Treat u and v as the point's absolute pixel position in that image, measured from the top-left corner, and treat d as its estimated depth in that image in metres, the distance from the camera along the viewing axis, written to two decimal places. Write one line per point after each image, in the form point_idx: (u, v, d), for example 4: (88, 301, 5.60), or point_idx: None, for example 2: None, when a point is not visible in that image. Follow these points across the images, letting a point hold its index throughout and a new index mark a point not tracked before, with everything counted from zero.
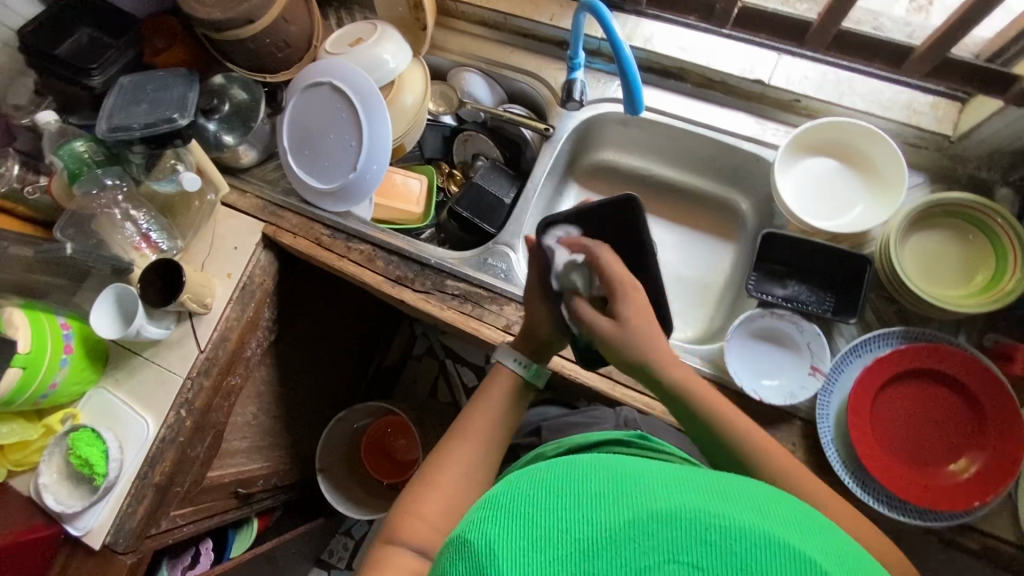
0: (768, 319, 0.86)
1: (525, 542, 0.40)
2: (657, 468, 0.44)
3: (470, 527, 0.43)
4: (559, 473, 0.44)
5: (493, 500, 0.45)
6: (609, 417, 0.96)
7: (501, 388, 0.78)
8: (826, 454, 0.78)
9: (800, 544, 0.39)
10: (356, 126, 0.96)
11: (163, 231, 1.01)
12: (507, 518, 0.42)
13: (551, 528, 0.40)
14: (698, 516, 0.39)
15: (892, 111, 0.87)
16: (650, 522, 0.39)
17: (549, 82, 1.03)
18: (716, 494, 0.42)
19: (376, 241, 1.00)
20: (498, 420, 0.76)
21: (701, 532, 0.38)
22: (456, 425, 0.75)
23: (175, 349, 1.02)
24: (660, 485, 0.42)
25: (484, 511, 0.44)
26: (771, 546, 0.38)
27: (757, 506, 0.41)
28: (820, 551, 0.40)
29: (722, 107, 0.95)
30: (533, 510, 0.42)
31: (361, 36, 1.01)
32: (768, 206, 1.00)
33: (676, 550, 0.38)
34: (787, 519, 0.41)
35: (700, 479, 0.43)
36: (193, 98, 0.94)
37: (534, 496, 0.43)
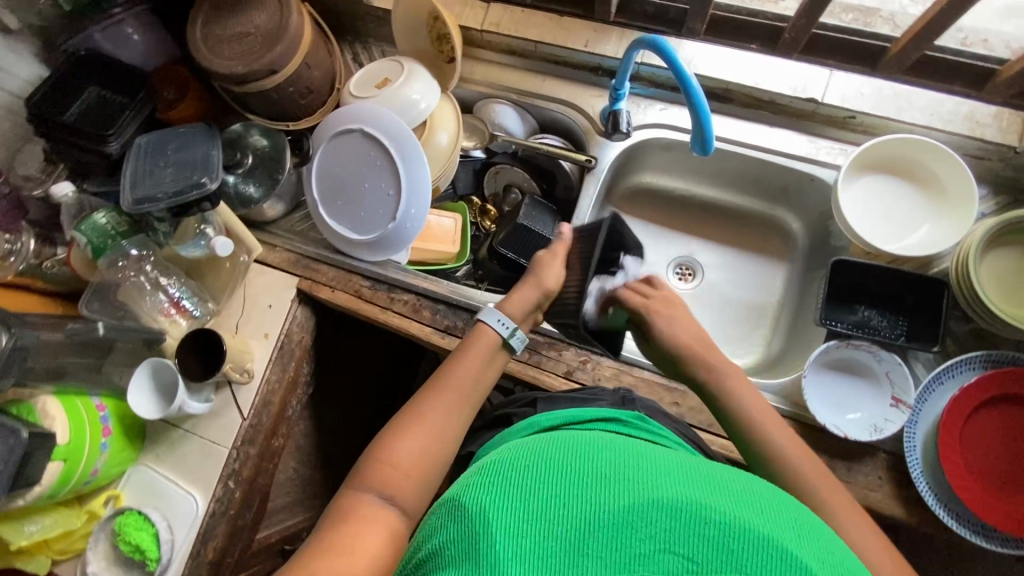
0: (842, 350, 0.83)
1: (523, 512, 0.41)
2: (661, 462, 0.46)
3: (467, 491, 0.45)
4: (561, 453, 0.46)
5: (492, 469, 0.46)
6: (606, 394, 0.81)
7: (482, 345, 0.77)
8: (916, 487, 0.76)
9: (789, 541, 0.40)
10: (393, 173, 0.91)
11: (194, 295, 0.98)
12: (507, 488, 0.43)
13: (543, 501, 0.42)
14: (687, 503, 0.41)
15: (954, 124, 0.84)
16: (647, 511, 0.40)
17: (587, 110, 0.99)
18: (718, 493, 0.42)
19: (419, 289, 0.96)
20: (479, 374, 0.75)
21: (688, 519, 0.40)
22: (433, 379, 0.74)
23: (217, 418, 0.97)
24: (661, 478, 0.43)
25: (480, 478, 0.45)
26: (765, 543, 0.39)
27: (759, 508, 0.42)
28: (810, 548, 0.40)
29: (772, 127, 0.92)
30: (532, 482, 0.43)
31: (387, 76, 0.95)
32: (821, 224, 0.97)
33: (670, 541, 0.39)
34: (789, 523, 0.41)
35: (703, 477, 0.44)
36: (217, 157, 0.88)
37: (535, 471, 0.44)
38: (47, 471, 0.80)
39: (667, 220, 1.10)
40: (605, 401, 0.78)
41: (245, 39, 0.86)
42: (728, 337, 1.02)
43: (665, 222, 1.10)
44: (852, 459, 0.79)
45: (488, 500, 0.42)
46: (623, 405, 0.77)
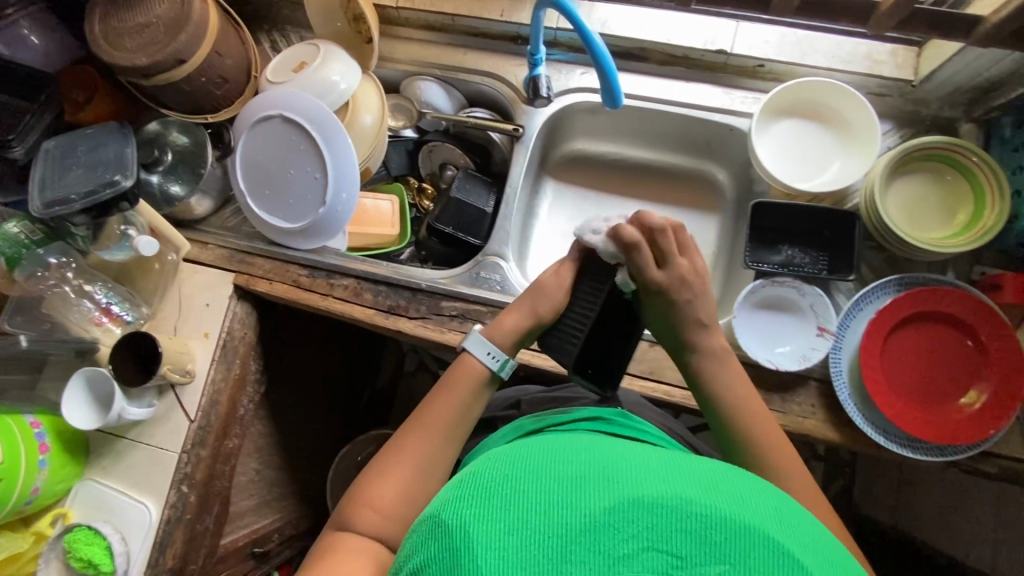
0: (770, 289, 0.86)
1: (504, 524, 0.41)
2: (637, 458, 0.46)
3: (446, 510, 0.44)
4: (537, 460, 0.46)
5: (469, 485, 0.46)
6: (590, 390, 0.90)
7: (465, 379, 0.73)
8: (845, 409, 0.80)
9: (765, 526, 0.41)
10: (317, 158, 0.90)
11: (124, 301, 0.94)
12: (485, 503, 0.43)
13: (524, 509, 0.41)
14: (666, 498, 0.41)
15: (854, 64, 0.88)
16: (630, 509, 0.40)
17: (510, 80, 0.99)
18: (696, 485, 0.43)
19: (359, 272, 0.95)
20: (459, 408, 0.72)
21: (669, 513, 0.40)
22: (417, 414, 0.72)
23: (162, 423, 0.95)
24: (639, 474, 0.44)
25: (461, 493, 0.45)
26: (743, 531, 0.40)
27: (733, 495, 0.43)
28: (784, 532, 0.41)
29: (689, 82, 0.94)
30: (512, 493, 0.43)
31: (303, 59, 0.94)
32: (743, 172, 1.01)
33: (655, 538, 0.39)
34: (762, 509, 0.43)
35: (679, 468, 0.45)
36: (132, 154, 0.85)
37: (515, 483, 0.44)
38: None
39: (602, 184, 1.12)
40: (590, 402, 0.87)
41: (146, 30, 0.83)
42: None
43: (601, 186, 1.13)
44: (786, 389, 0.83)
45: (468, 515, 0.42)
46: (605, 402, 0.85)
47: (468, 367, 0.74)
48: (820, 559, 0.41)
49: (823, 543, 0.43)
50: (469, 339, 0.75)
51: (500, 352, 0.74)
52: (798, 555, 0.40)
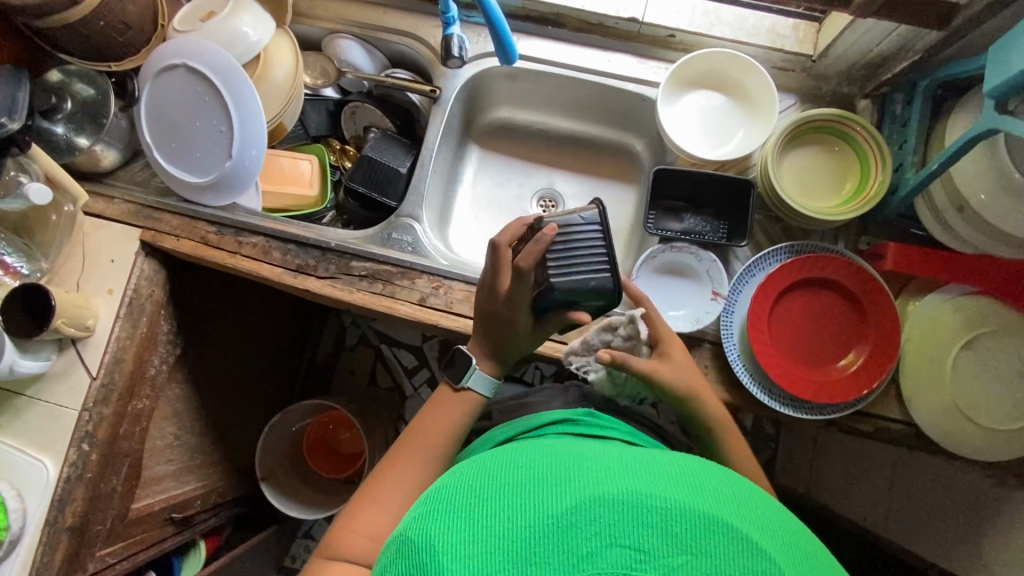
0: (666, 254, 0.90)
1: (471, 533, 0.44)
2: (598, 460, 0.49)
3: (415, 525, 0.47)
4: (504, 471, 0.49)
5: (437, 499, 0.48)
6: (559, 394, 0.89)
7: (461, 406, 0.74)
8: (733, 369, 0.83)
9: (722, 512, 0.44)
10: (223, 109, 0.88)
11: (19, 253, 0.91)
12: (452, 515, 0.45)
13: (490, 519, 0.44)
14: (625, 494, 0.44)
15: (758, 37, 0.90)
16: (593, 508, 0.43)
17: (428, 40, 0.98)
18: (654, 478, 0.46)
19: (268, 231, 0.94)
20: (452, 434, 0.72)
21: (628, 508, 0.43)
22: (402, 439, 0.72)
23: (62, 380, 0.93)
24: (599, 474, 0.46)
25: (430, 508, 0.47)
26: (701, 520, 0.42)
27: (691, 485, 0.46)
28: (741, 515, 0.44)
29: (604, 50, 0.95)
30: (478, 504, 0.46)
31: (212, 9, 0.92)
32: (658, 143, 1.02)
33: (616, 534, 0.42)
34: (720, 497, 0.45)
35: (639, 465, 0.47)
36: (25, 99, 0.83)
37: (480, 495, 0.47)
38: None
39: (527, 153, 1.13)
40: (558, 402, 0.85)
41: None
42: None
43: (526, 156, 1.14)
44: None
45: (435, 528, 0.45)
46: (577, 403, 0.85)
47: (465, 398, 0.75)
48: (774, 540, 0.44)
49: (784, 527, 0.46)
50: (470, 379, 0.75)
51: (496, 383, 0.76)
52: (753, 538, 0.42)
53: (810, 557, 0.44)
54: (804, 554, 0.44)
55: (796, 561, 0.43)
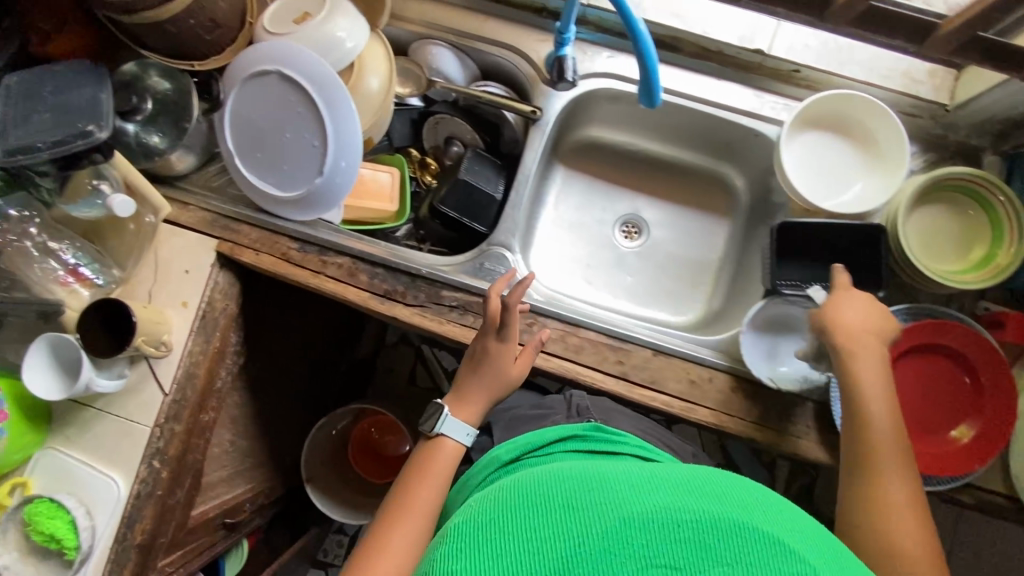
0: (778, 305, 0.85)
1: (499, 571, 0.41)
2: (620, 476, 0.47)
3: (437, 567, 0.44)
4: (525, 497, 0.47)
5: (459, 535, 0.46)
6: (559, 405, 0.88)
7: (447, 457, 0.73)
8: (841, 434, 0.81)
9: (752, 518, 0.42)
10: (317, 122, 0.82)
11: (95, 261, 0.87)
12: (479, 551, 0.43)
13: (517, 555, 0.42)
14: (653, 511, 0.42)
15: (891, 81, 0.85)
16: (623, 531, 0.41)
17: (532, 56, 0.92)
18: (678, 493, 0.44)
19: (354, 252, 0.90)
20: (440, 488, 0.71)
21: (660, 525, 0.41)
22: (389, 506, 0.69)
23: (134, 395, 0.89)
24: (624, 492, 0.45)
25: (450, 548, 0.45)
26: (736, 531, 0.41)
27: (718, 497, 0.44)
28: (769, 520, 0.43)
29: (720, 79, 0.89)
30: (501, 541, 0.43)
31: (306, 9, 0.84)
32: (762, 181, 0.98)
33: (651, 554, 0.40)
34: (748, 504, 0.44)
35: (661, 482, 0.46)
36: (107, 101, 0.75)
37: (504, 527, 0.44)
38: None
39: (613, 175, 1.08)
40: (559, 417, 0.85)
41: None
42: (672, 294, 1.03)
43: (613, 178, 1.08)
44: (783, 409, 0.83)
45: (462, 569, 0.42)
46: (578, 418, 0.85)
47: (441, 447, 0.74)
48: (806, 542, 0.43)
49: (812, 531, 0.45)
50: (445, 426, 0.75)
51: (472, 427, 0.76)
52: (788, 540, 0.41)
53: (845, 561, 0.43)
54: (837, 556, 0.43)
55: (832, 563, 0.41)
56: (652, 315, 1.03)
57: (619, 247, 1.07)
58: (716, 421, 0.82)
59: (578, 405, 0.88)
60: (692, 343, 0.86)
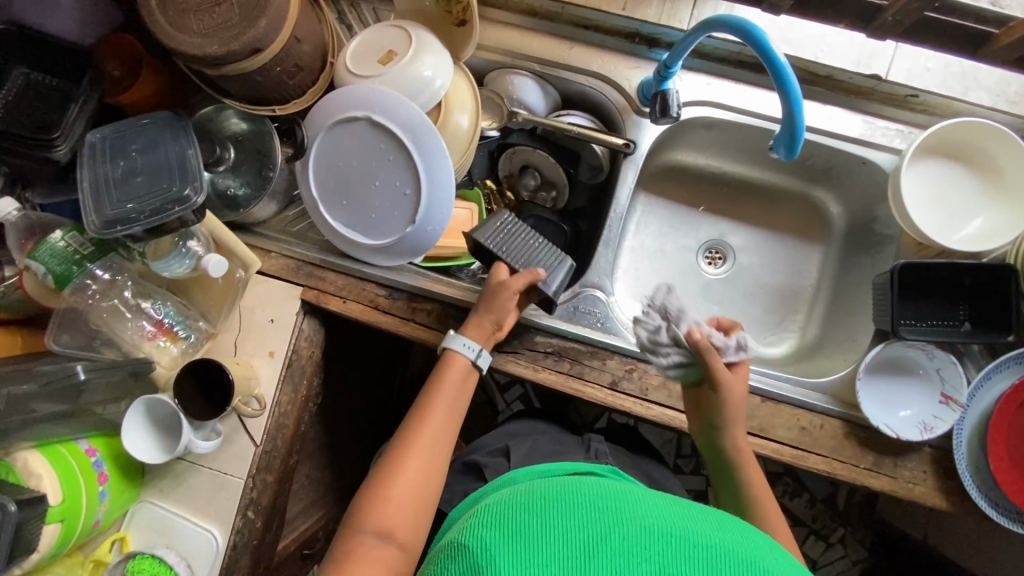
0: (894, 348, 0.81)
1: (522, 543, 0.45)
2: (643, 497, 0.51)
3: (466, 536, 0.48)
4: (554, 491, 0.50)
5: (484, 513, 0.50)
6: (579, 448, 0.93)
7: (458, 370, 0.77)
8: (962, 480, 0.78)
9: (757, 558, 0.45)
10: (407, 169, 0.79)
11: (182, 316, 0.85)
12: (508, 524, 0.47)
13: (542, 533, 0.45)
14: (672, 528, 0.46)
15: (1020, 106, 0.78)
16: (643, 537, 0.45)
17: (622, 85, 0.87)
18: (693, 520, 0.48)
19: (444, 298, 0.87)
20: (457, 403, 0.76)
21: (677, 540, 0.45)
22: (413, 414, 0.74)
23: (226, 446, 0.88)
24: (644, 509, 0.48)
25: (478, 523, 0.49)
26: (745, 564, 0.44)
27: (728, 534, 0.48)
28: (772, 562, 0.46)
29: (828, 106, 0.83)
30: (527, 518, 0.47)
31: (391, 48, 0.80)
32: (863, 207, 0.92)
33: (667, 564, 0.43)
34: (755, 547, 0.47)
35: (678, 509, 0.50)
36: (197, 160, 0.72)
37: (533, 511, 0.48)
38: (44, 535, 0.72)
39: (696, 200, 1.03)
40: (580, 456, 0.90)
41: (217, 10, 0.68)
42: (763, 326, 0.99)
43: (695, 203, 1.03)
44: (899, 454, 0.80)
45: (491, 538, 0.46)
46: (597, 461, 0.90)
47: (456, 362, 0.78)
48: None
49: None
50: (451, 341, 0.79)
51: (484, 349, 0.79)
52: None
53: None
54: None
55: None
56: (743, 347, 0.98)
57: (703, 275, 1.02)
58: (829, 469, 0.79)
59: (598, 450, 0.93)
60: (800, 385, 0.83)
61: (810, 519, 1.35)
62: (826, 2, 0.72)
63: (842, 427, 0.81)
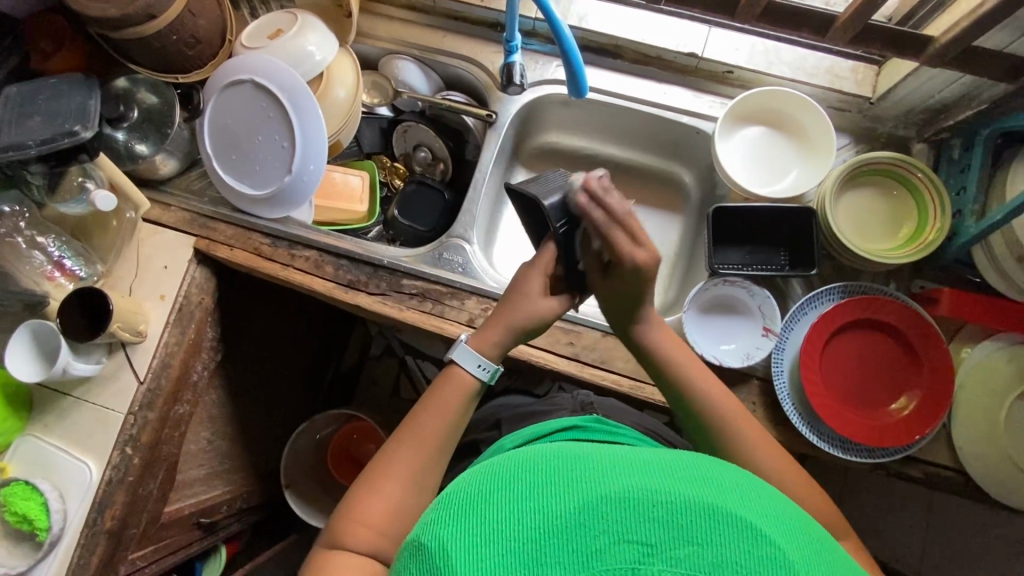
0: (717, 288, 0.89)
1: (479, 534, 0.41)
2: (603, 456, 0.46)
3: (429, 529, 0.44)
4: (503, 474, 0.45)
5: (449, 499, 0.46)
6: (568, 402, 0.96)
7: (457, 390, 0.73)
8: (783, 408, 0.83)
9: (723, 501, 0.42)
10: (286, 126, 0.90)
11: (78, 256, 0.92)
12: (458, 518, 0.43)
13: (498, 522, 0.41)
14: (630, 491, 0.41)
15: (817, 77, 0.91)
16: (601, 507, 0.41)
17: (487, 66, 1.00)
18: (655, 472, 0.44)
19: (320, 245, 0.95)
20: (451, 423, 0.72)
21: (635, 505, 0.41)
22: (404, 429, 0.72)
23: (110, 383, 0.93)
24: (604, 470, 0.44)
25: (437, 513, 0.45)
26: (711, 513, 0.41)
27: (695, 479, 0.43)
28: (741, 503, 0.42)
29: (659, 83, 0.97)
30: (484, 505, 0.43)
31: (280, 27, 0.94)
32: (708, 175, 1.03)
33: (625, 530, 0.40)
34: (725, 488, 0.43)
35: (641, 461, 0.45)
36: (95, 107, 0.83)
37: (482, 501, 0.44)
38: None
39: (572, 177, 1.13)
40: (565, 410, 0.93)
41: None
42: None
43: None
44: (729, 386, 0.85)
45: (447, 534, 0.42)
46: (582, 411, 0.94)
47: (460, 378, 0.74)
48: (782, 528, 0.42)
49: (784, 509, 0.45)
50: (457, 351, 0.74)
51: (487, 360, 0.75)
52: (752, 521, 0.41)
53: (822, 555, 0.42)
54: (806, 543, 0.42)
55: (796, 543, 0.41)
56: None
57: None
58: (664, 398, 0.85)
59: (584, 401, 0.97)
60: None
61: None
62: None
63: None
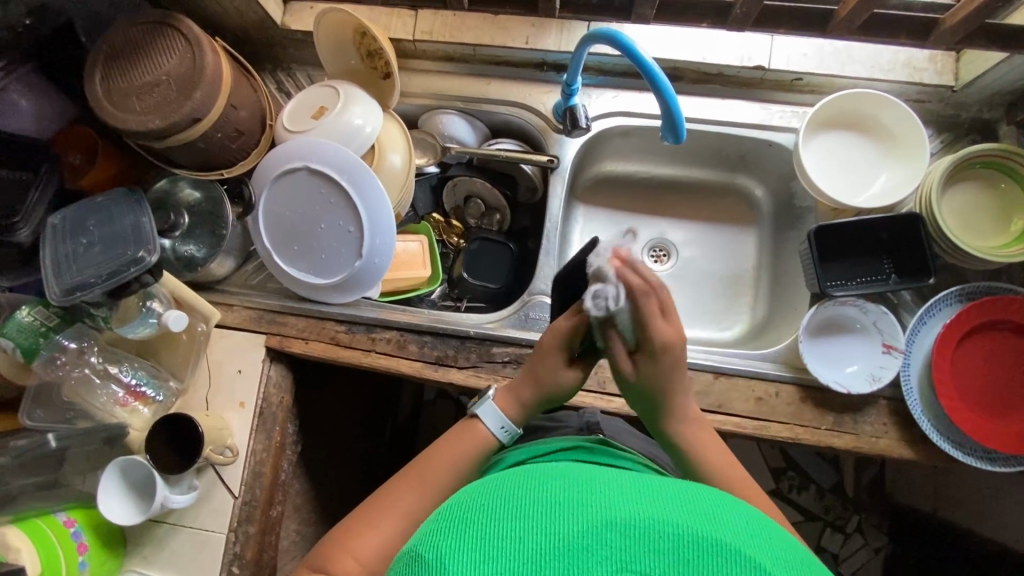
0: (830, 308, 0.85)
1: (472, 551, 0.35)
2: (610, 480, 0.39)
3: (420, 541, 0.38)
4: (507, 494, 0.39)
5: (445, 513, 0.39)
6: (573, 419, 0.80)
7: (468, 443, 0.67)
8: (921, 428, 0.79)
9: (743, 543, 0.34)
10: (349, 209, 0.85)
11: (152, 378, 0.88)
12: (457, 531, 0.36)
13: (493, 538, 0.35)
14: (637, 517, 0.35)
15: (894, 72, 0.86)
16: (606, 530, 0.34)
17: (539, 108, 0.96)
18: (669, 501, 0.37)
19: (401, 324, 0.91)
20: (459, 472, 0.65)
21: (642, 533, 0.34)
22: (414, 462, 0.66)
23: (205, 503, 0.89)
24: (613, 493, 0.37)
25: (435, 524, 0.39)
26: (730, 552, 0.33)
27: (715, 513, 0.36)
28: (765, 549, 0.35)
29: (723, 99, 0.92)
30: (483, 517, 0.37)
31: (322, 104, 0.88)
32: (783, 184, 0.98)
33: (629, 560, 0.33)
34: (746, 528, 0.36)
35: (654, 487, 0.38)
36: (149, 225, 0.77)
37: (479, 514, 0.37)
38: None
39: (632, 204, 1.08)
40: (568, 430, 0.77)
41: (156, 89, 0.75)
42: (714, 312, 1.02)
43: (631, 207, 1.09)
44: (856, 410, 0.81)
45: (439, 547, 0.35)
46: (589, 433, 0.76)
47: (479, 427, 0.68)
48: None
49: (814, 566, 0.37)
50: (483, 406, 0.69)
51: (512, 424, 0.69)
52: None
53: None
54: None
55: None
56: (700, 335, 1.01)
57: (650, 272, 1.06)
58: (790, 433, 0.81)
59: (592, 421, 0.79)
60: (750, 356, 0.85)
61: (823, 512, 1.32)
62: (688, 5, 0.75)
63: (800, 392, 0.83)
